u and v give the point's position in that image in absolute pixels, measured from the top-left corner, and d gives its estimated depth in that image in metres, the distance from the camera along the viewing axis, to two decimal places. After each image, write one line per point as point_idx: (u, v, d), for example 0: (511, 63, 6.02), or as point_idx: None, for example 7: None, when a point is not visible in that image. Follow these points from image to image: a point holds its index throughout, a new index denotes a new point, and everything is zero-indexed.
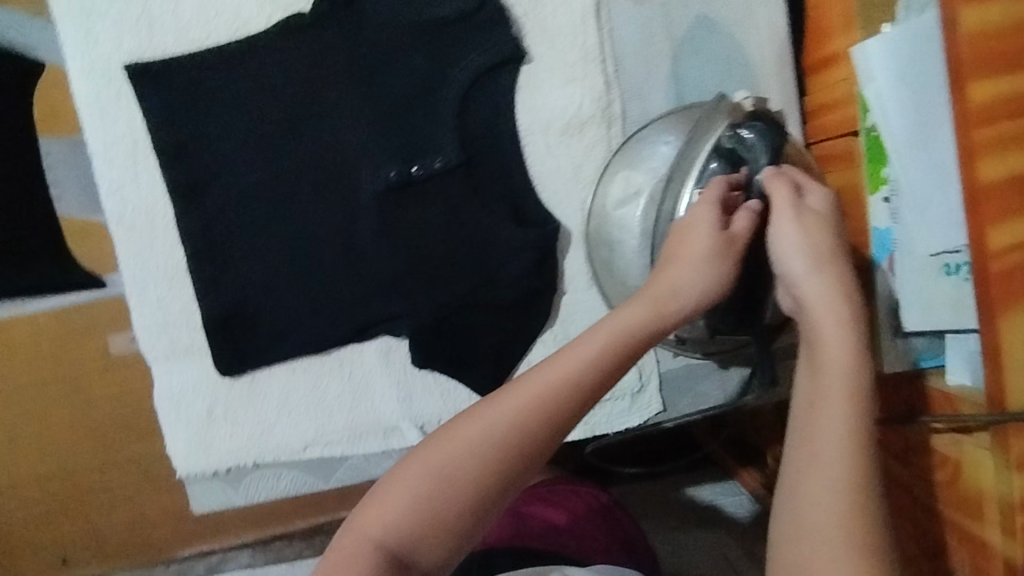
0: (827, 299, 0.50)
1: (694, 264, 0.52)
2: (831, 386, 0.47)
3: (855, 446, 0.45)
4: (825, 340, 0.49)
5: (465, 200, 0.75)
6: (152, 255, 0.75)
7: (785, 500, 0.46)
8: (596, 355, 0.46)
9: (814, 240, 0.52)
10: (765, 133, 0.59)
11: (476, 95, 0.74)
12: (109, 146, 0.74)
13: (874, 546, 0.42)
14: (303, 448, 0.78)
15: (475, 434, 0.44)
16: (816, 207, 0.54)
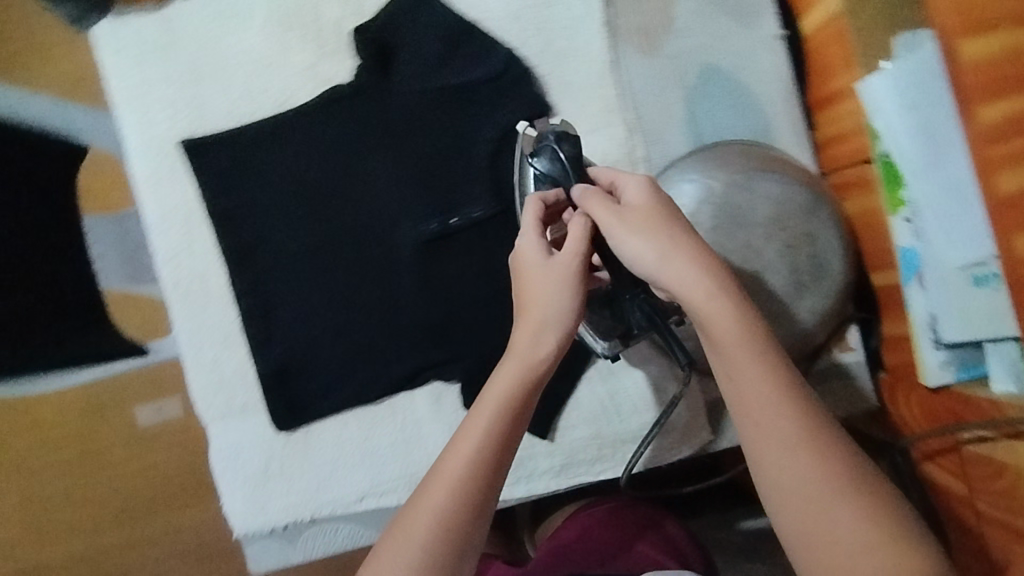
0: (695, 279, 0.52)
1: (548, 300, 0.56)
2: (739, 363, 0.50)
3: (778, 403, 0.49)
4: (705, 320, 0.51)
5: (504, 246, 0.78)
6: (208, 318, 0.78)
7: (759, 470, 0.49)
8: (484, 429, 0.53)
9: (641, 226, 0.54)
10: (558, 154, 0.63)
11: (507, 149, 0.78)
12: (165, 218, 0.78)
13: (837, 479, 0.46)
14: (358, 500, 0.78)
15: (405, 540, 0.50)
16: (634, 201, 0.56)
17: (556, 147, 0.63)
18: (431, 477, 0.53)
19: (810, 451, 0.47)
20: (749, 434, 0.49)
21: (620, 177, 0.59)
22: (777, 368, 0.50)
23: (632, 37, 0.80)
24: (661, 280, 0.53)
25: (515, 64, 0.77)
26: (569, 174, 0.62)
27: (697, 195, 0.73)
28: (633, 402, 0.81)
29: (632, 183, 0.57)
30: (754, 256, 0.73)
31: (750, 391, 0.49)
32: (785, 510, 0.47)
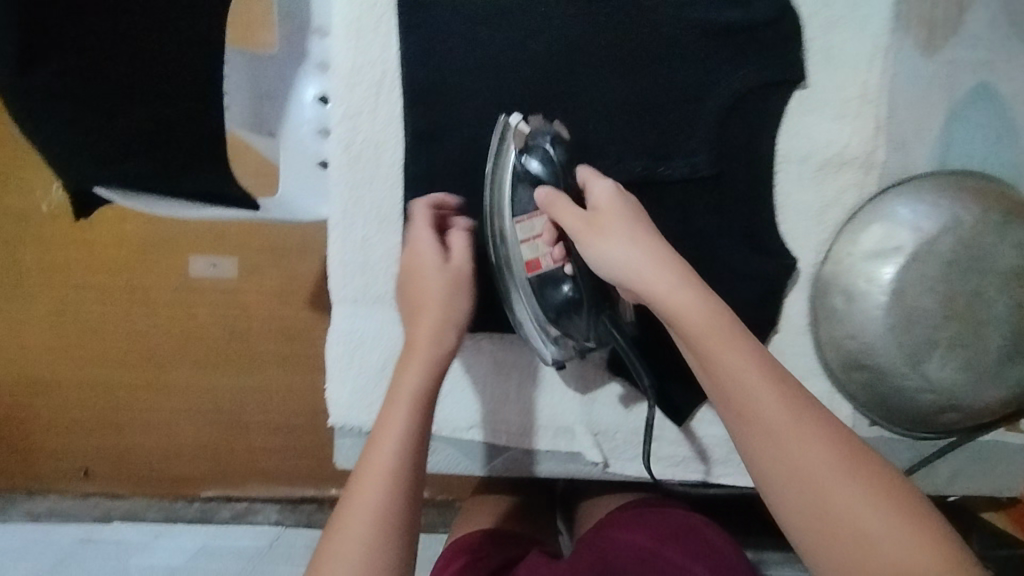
0: (643, 260, 0.53)
1: (446, 306, 0.63)
2: (715, 349, 0.47)
3: (780, 391, 0.46)
4: (677, 308, 0.50)
5: (706, 213, 0.70)
6: (370, 192, 0.72)
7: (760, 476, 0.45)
8: (406, 425, 0.54)
9: (616, 229, 0.56)
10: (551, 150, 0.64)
11: (742, 109, 0.69)
12: (355, 70, 0.70)
13: (852, 466, 0.43)
14: (468, 428, 0.75)
15: (346, 534, 0.49)
16: (604, 202, 0.59)
17: (548, 150, 0.64)
18: (357, 476, 0.52)
19: (813, 434, 0.44)
20: (746, 426, 0.45)
21: (592, 179, 0.62)
22: (755, 350, 0.48)
23: (913, 28, 0.70)
24: (631, 274, 0.53)
25: (787, 19, 0.68)
26: (559, 179, 0.63)
27: (939, 221, 0.67)
28: None
29: (596, 184, 0.60)
30: (979, 305, 0.66)
31: (740, 378, 0.46)
32: (800, 500, 0.43)
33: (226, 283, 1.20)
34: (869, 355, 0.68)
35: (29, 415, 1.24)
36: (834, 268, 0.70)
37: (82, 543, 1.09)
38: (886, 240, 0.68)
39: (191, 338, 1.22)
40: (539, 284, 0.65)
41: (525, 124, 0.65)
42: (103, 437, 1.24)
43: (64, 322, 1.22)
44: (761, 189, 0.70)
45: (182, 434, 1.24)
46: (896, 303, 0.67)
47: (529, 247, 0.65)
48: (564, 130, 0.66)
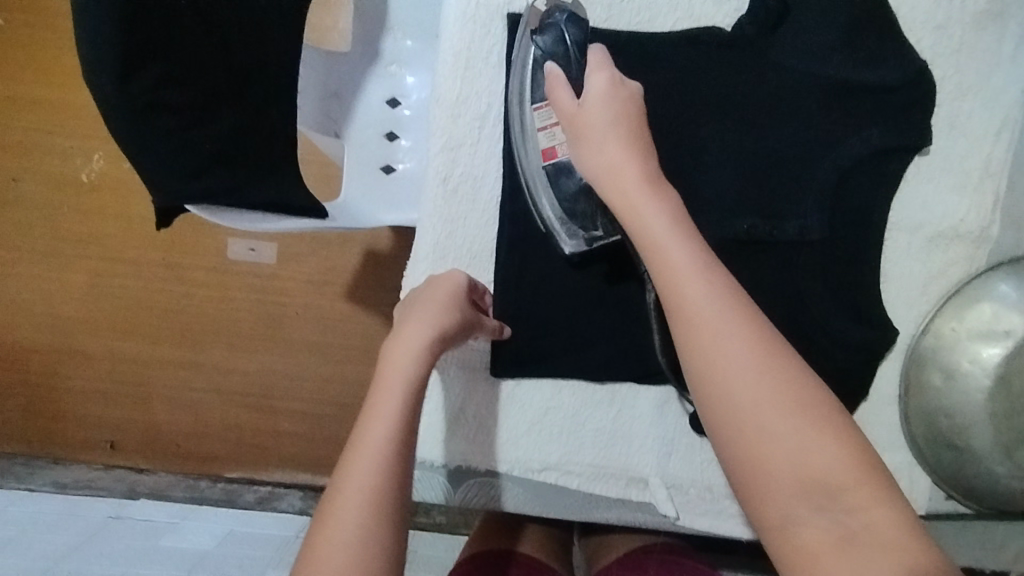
0: (621, 164, 0.55)
1: (440, 302, 0.61)
2: (659, 245, 0.51)
3: (716, 289, 0.48)
4: (643, 221, 0.52)
5: (808, 274, 0.68)
6: (465, 225, 0.70)
7: (697, 384, 0.46)
8: (397, 405, 0.51)
9: (599, 126, 0.57)
10: (562, 31, 0.64)
11: (859, 172, 0.67)
12: (460, 100, 0.68)
13: (774, 360, 0.44)
14: (540, 469, 0.73)
15: (347, 516, 0.46)
16: (595, 94, 0.58)
17: (564, 27, 0.64)
18: (348, 458, 0.49)
19: (737, 326, 0.46)
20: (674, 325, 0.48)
21: (598, 63, 0.60)
22: (700, 250, 0.50)
23: None
24: (609, 175, 0.56)
25: (921, 82, 0.66)
26: (572, 59, 0.64)
27: None
28: None
29: (596, 72, 0.59)
30: None
31: (682, 283, 0.48)
32: (716, 391, 0.45)
33: (266, 268, 1.18)
34: (963, 436, 0.67)
35: (56, 382, 1.23)
36: (933, 344, 0.69)
37: (111, 517, 1.08)
38: (994, 322, 0.65)
39: (228, 320, 1.20)
40: (556, 170, 0.66)
41: (542, 3, 0.67)
42: (131, 410, 1.23)
43: (98, 292, 1.19)
44: (864, 255, 0.68)
45: (211, 414, 1.23)
46: (1001, 390, 0.64)
47: (546, 134, 0.66)
48: (584, 13, 0.67)
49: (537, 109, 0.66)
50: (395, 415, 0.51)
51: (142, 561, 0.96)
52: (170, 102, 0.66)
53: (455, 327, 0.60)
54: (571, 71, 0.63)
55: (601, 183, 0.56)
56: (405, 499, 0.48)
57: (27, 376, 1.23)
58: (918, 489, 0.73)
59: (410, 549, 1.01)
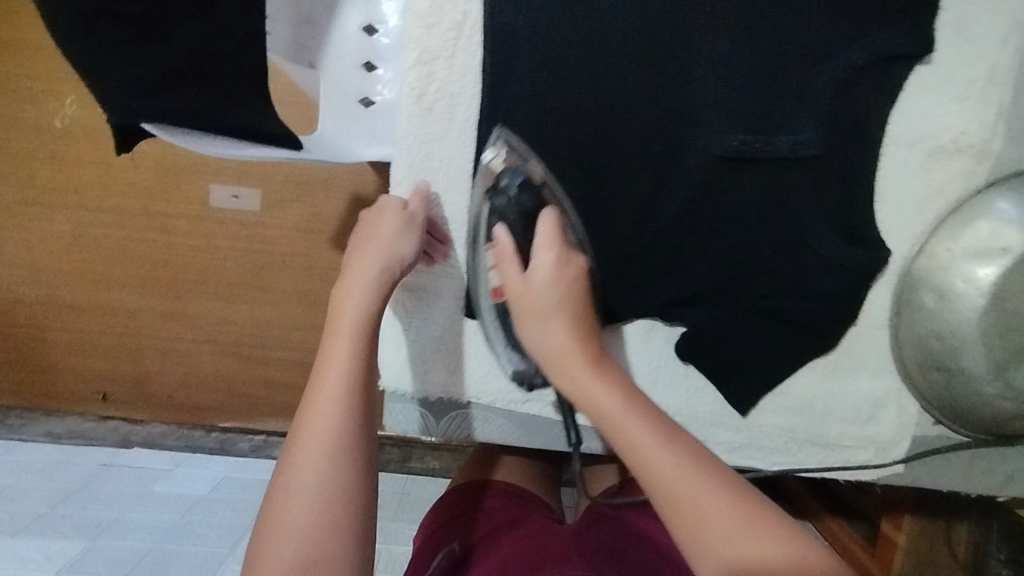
0: (565, 349, 0.60)
1: (387, 236, 0.62)
2: (575, 368, 0.59)
3: (630, 399, 0.55)
4: (595, 397, 0.56)
5: (800, 193, 0.65)
6: (441, 149, 0.67)
7: (642, 471, 0.51)
8: (352, 353, 0.53)
9: (541, 308, 0.61)
10: (524, 183, 0.64)
11: (855, 83, 0.63)
12: (433, 11, 0.64)
13: (702, 462, 0.51)
14: (523, 401, 0.72)
15: (306, 464, 0.47)
16: (540, 275, 0.62)
17: (517, 193, 0.64)
18: (306, 408, 0.50)
19: (665, 438, 0.52)
20: (634, 458, 0.52)
21: (545, 240, 0.63)
22: (616, 378, 0.58)
23: None
24: (555, 358, 0.60)
25: None
26: (521, 226, 0.64)
27: None
28: (843, 411, 0.72)
29: (544, 250, 0.63)
30: None
31: (644, 444, 0.52)
32: (675, 515, 0.49)
33: (250, 216, 1.15)
34: (953, 358, 0.66)
35: (43, 335, 1.21)
36: (928, 263, 0.66)
37: (104, 464, 1.08)
38: (993, 240, 0.64)
39: (214, 270, 1.17)
40: (503, 309, 0.67)
41: (498, 161, 0.65)
42: (121, 362, 1.22)
43: (78, 242, 1.16)
44: (859, 173, 0.65)
45: (202, 365, 1.22)
46: (994, 308, 0.63)
47: (494, 276, 0.66)
48: (538, 168, 0.65)
49: (486, 254, 0.66)
50: (349, 361, 0.52)
51: (135, 506, 0.96)
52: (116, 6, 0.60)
53: (403, 253, 0.62)
54: (518, 236, 0.65)
55: (550, 364, 0.61)
56: (362, 441, 0.50)
57: (13, 329, 1.21)
58: (907, 416, 0.72)
59: (404, 492, 1.01)
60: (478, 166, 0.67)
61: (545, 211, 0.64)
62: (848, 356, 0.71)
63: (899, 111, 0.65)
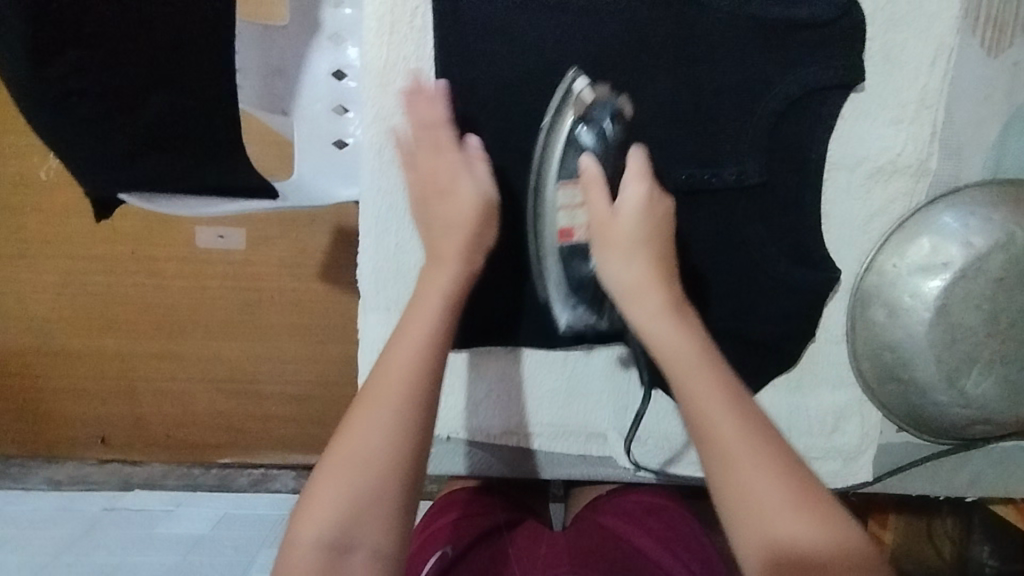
0: (642, 281, 0.56)
1: (453, 188, 0.61)
2: (648, 305, 0.55)
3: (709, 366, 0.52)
4: (665, 339, 0.53)
5: (751, 219, 0.68)
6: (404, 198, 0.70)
7: (703, 437, 0.48)
8: (434, 314, 0.55)
9: (626, 241, 0.58)
10: (611, 123, 0.63)
11: (793, 114, 0.67)
12: (389, 70, 0.67)
13: (773, 449, 0.47)
14: (500, 434, 0.75)
15: (371, 410, 0.50)
16: (630, 203, 0.59)
17: (605, 126, 0.63)
18: (384, 357, 0.53)
19: (736, 411, 0.49)
20: (700, 430, 0.49)
21: (636, 174, 0.60)
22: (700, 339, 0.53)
23: (980, 27, 0.67)
24: (633, 291, 0.56)
25: (851, 17, 0.64)
26: (610, 154, 0.63)
27: (992, 237, 0.65)
28: (809, 424, 0.75)
29: (636, 183, 0.59)
30: None
31: (709, 398, 0.49)
32: (721, 469, 0.47)
33: (237, 255, 1.17)
34: (907, 369, 0.68)
35: (37, 383, 1.23)
36: (877, 279, 0.69)
37: (106, 508, 1.10)
38: (935, 255, 0.66)
39: (204, 310, 1.19)
40: (571, 251, 0.64)
41: (589, 92, 0.63)
42: (117, 405, 1.23)
43: (66, 291, 1.18)
44: (805, 197, 0.68)
45: (198, 403, 1.23)
46: (941, 320, 0.66)
47: (566, 213, 0.64)
48: (628, 106, 0.64)
49: (565, 187, 0.63)
50: (429, 325, 0.54)
51: (137, 549, 0.98)
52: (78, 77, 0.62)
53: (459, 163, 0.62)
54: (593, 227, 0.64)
55: (623, 297, 0.57)
56: (428, 401, 0.51)
57: (8, 382, 1.23)
58: (869, 425, 0.75)
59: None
60: (558, 90, 0.65)
61: (635, 147, 0.63)
62: (810, 370, 0.74)
63: (838, 137, 0.68)
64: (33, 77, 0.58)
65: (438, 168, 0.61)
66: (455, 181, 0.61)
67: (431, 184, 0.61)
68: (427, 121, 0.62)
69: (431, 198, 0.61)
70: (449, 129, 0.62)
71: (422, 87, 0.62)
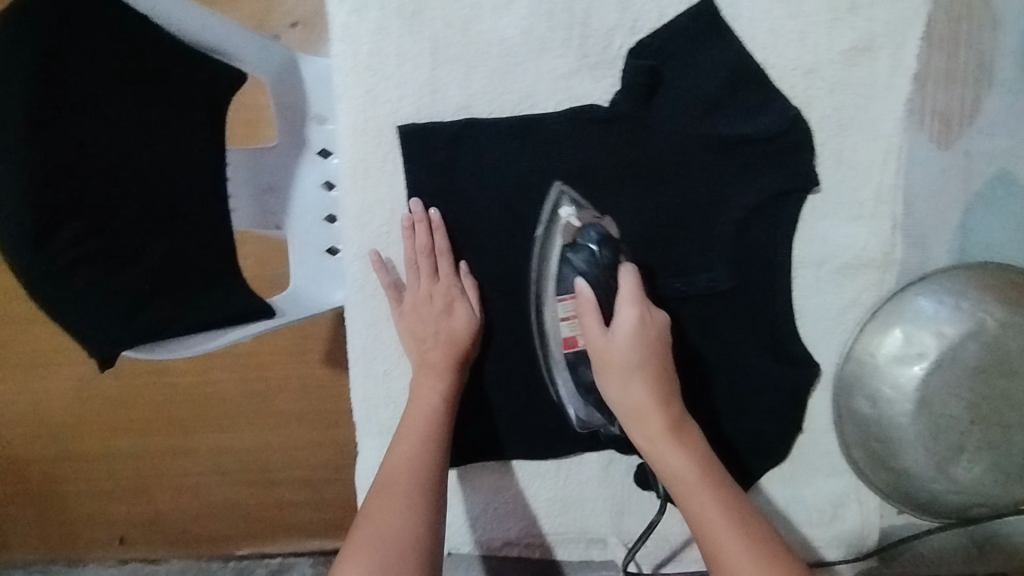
0: (644, 404, 0.60)
1: (453, 315, 0.69)
2: (648, 422, 0.59)
3: (704, 474, 0.57)
4: (669, 465, 0.58)
5: (725, 322, 0.70)
6: (387, 328, 0.72)
7: (711, 551, 0.53)
8: (431, 409, 0.65)
9: (623, 366, 0.60)
10: (603, 241, 0.66)
11: (755, 219, 0.69)
12: (365, 211, 0.71)
13: (774, 555, 0.52)
14: (501, 546, 0.75)
15: (387, 494, 0.58)
16: (623, 333, 0.61)
17: (594, 249, 0.65)
18: (399, 441, 0.63)
19: (741, 526, 0.54)
20: (706, 539, 0.54)
21: (627, 296, 0.62)
22: (695, 443, 0.59)
23: (927, 122, 0.70)
24: (634, 412, 0.60)
25: (796, 128, 0.68)
26: (601, 281, 0.64)
27: (962, 325, 0.66)
28: (808, 513, 0.74)
29: (627, 306, 0.61)
30: (1007, 409, 0.66)
31: (709, 516, 0.55)
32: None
33: (239, 346, 1.08)
34: (897, 458, 0.69)
35: (44, 492, 1.14)
36: (857, 371, 0.70)
37: None
38: (910, 345, 0.68)
39: (214, 402, 1.10)
40: (575, 359, 0.67)
41: (575, 217, 0.68)
42: (131, 504, 1.14)
43: (64, 396, 1.10)
44: (775, 295, 0.70)
45: (212, 499, 1.13)
46: (922, 411, 0.67)
47: (569, 325, 0.66)
48: (613, 227, 0.69)
49: (561, 302, 0.66)
50: (434, 413, 0.64)
51: None
52: (114, 249, 0.62)
53: (454, 287, 0.69)
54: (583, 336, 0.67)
55: (625, 417, 0.61)
56: (438, 468, 0.61)
57: None
58: (868, 509, 0.74)
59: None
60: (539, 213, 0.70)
61: (625, 267, 0.65)
62: (802, 459, 0.75)
63: (800, 237, 0.71)
64: (34, 252, 0.54)
65: (439, 294, 0.69)
66: (451, 305, 0.69)
67: (430, 309, 0.69)
68: (428, 249, 0.69)
69: (431, 321, 0.68)
70: (447, 254, 0.69)
71: (421, 214, 0.69)
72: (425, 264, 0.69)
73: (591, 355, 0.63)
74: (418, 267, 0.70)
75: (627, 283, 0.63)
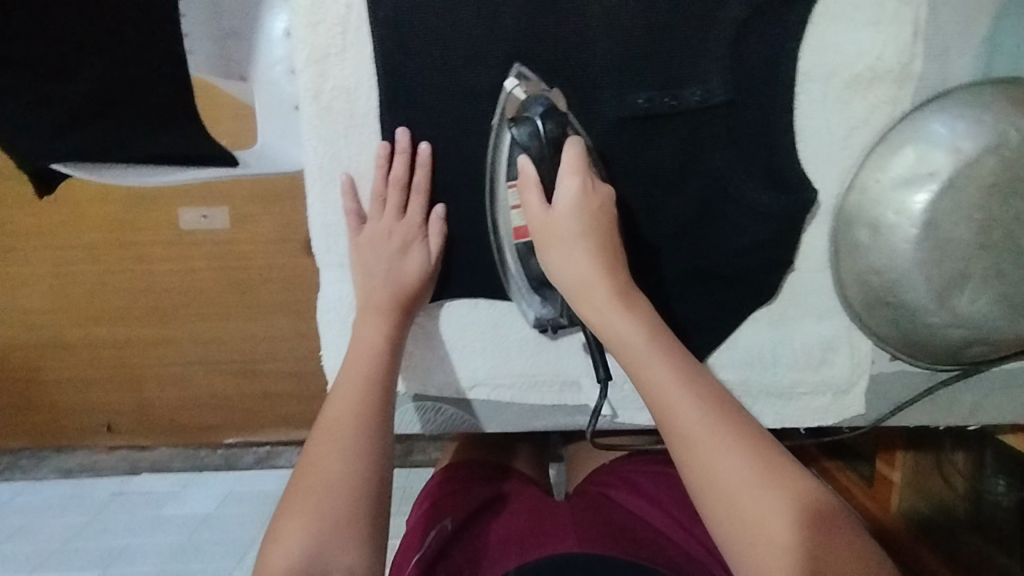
0: (594, 276, 0.56)
1: (411, 256, 0.65)
2: (594, 296, 0.56)
3: (652, 340, 0.53)
4: (619, 333, 0.54)
5: (717, 143, 0.63)
6: (347, 147, 0.66)
7: (665, 417, 0.50)
8: (376, 336, 0.62)
9: (568, 236, 0.57)
10: (553, 116, 0.59)
11: (758, 21, 0.61)
12: (316, 7, 0.62)
13: (731, 419, 0.48)
14: (470, 388, 0.72)
15: (326, 438, 0.55)
16: (568, 203, 0.58)
17: (541, 122, 0.59)
18: (340, 381, 0.59)
19: (689, 391, 0.50)
20: (655, 400, 0.50)
21: (572, 166, 0.58)
22: (645, 316, 0.55)
23: None
24: (583, 285, 0.57)
25: None
26: (547, 155, 0.59)
27: (981, 139, 0.59)
28: (796, 357, 0.70)
29: (571, 175, 0.58)
30: (1019, 234, 0.60)
31: (664, 385, 0.50)
32: (682, 452, 0.48)
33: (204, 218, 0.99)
34: (896, 292, 0.63)
35: (16, 378, 1.06)
36: (860, 197, 0.64)
37: (114, 493, 1.02)
38: (918, 166, 0.61)
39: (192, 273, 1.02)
40: (526, 250, 0.63)
41: (521, 90, 0.62)
42: (110, 384, 1.06)
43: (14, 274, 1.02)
44: (775, 112, 0.63)
45: (203, 388, 1.06)
46: (928, 236, 0.61)
47: (517, 214, 0.62)
48: (562, 98, 0.62)
49: (508, 190, 0.62)
50: (380, 333, 0.62)
51: None
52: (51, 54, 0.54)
53: (414, 233, 0.65)
54: (544, 166, 0.59)
55: (574, 294, 0.57)
56: (379, 402, 0.58)
57: None
58: (860, 356, 0.70)
59: None
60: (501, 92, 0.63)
61: (572, 138, 0.59)
62: (792, 300, 0.70)
63: (809, 47, 0.63)
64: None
65: (399, 231, 0.64)
66: (409, 244, 0.64)
67: (386, 246, 0.64)
68: (402, 182, 0.64)
69: (387, 259, 0.64)
70: (421, 193, 0.65)
71: (407, 145, 0.63)
72: (393, 198, 0.64)
73: (544, 248, 0.59)
74: (384, 201, 0.65)
75: (576, 149, 0.59)
